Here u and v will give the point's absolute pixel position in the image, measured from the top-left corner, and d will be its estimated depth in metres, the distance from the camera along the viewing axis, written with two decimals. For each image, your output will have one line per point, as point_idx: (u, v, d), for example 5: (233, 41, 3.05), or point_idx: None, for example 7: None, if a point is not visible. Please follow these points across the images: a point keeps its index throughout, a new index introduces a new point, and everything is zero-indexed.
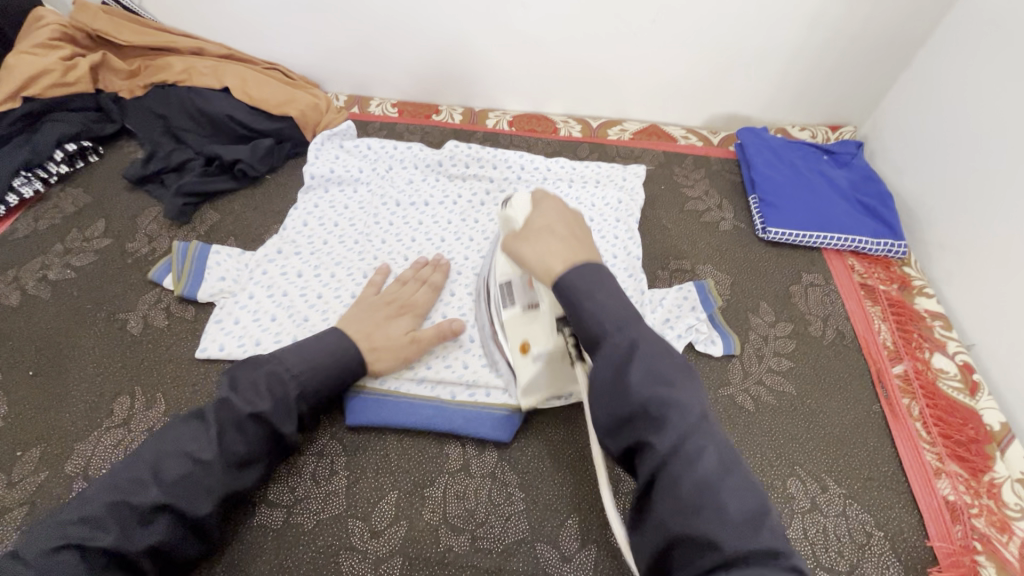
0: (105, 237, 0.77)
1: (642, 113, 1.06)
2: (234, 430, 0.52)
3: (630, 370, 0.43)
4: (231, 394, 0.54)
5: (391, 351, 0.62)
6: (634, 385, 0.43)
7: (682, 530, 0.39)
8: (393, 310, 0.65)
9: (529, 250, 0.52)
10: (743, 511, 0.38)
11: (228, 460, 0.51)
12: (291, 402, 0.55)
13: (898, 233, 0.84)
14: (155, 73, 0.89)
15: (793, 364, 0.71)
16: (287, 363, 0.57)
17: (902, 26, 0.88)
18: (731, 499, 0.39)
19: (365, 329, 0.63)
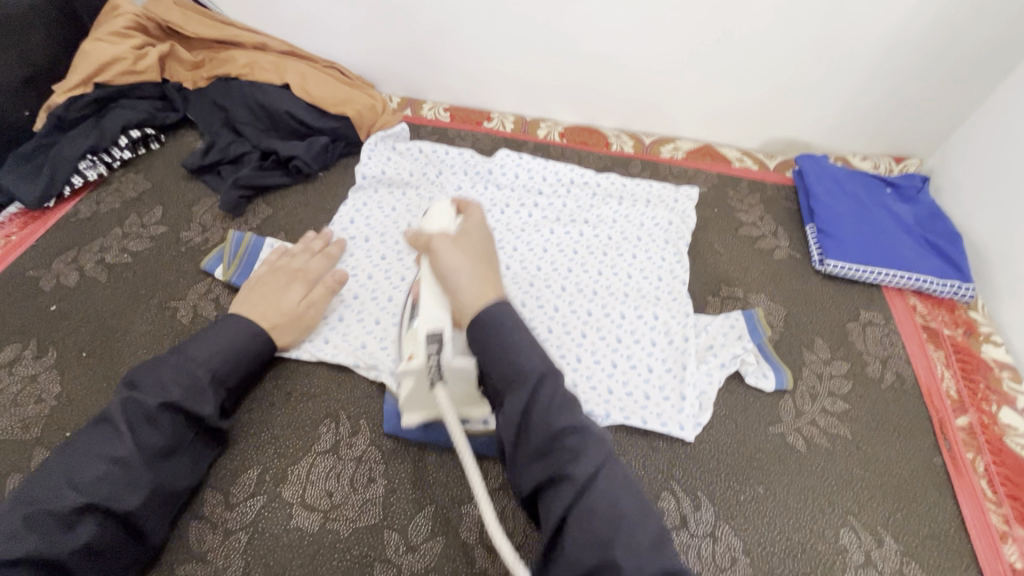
0: (161, 224, 0.78)
1: (697, 132, 1.04)
2: (145, 424, 0.52)
3: (513, 333, 0.51)
4: (135, 391, 0.53)
5: (291, 322, 0.64)
6: (516, 343, 0.50)
7: (550, 472, 0.46)
8: (285, 280, 0.67)
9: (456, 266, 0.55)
10: (595, 454, 0.47)
11: (146, 454, 0.51)
12: (203, 383, 0.56)
13: (965, 274, 0.80)
14: (218, 66, 0.91)
15: (849, 406, 0.68)
16: (191, 356, 0.57)
17: (981, 57, 0.84)
18: (585, 445, 0.47)
19: (261, 312, 0.63)
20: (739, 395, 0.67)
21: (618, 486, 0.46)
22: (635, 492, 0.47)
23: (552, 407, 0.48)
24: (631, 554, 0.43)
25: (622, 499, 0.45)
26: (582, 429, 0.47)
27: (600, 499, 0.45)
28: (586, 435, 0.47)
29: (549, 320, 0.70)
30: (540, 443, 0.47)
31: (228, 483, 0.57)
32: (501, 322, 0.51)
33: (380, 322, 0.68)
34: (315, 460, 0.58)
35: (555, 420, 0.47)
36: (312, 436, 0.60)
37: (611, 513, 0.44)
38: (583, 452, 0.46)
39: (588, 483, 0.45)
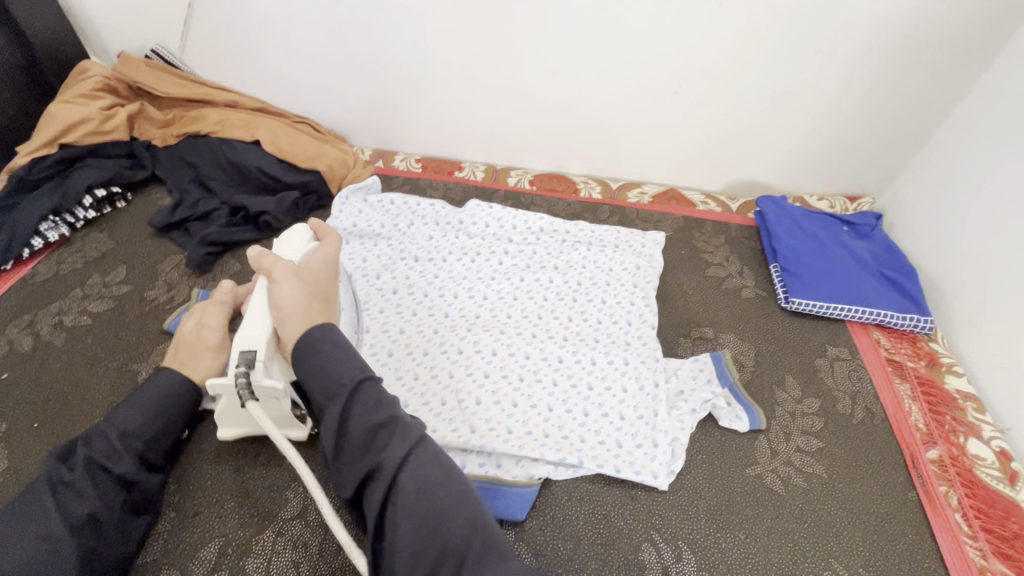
0: (124, 283, 0.77)
1: (662, 176, 1.08)
2: (71, 493, 0.48)
3: (325, 347, 0.48)
4: (56, 460, 0.49)
5: (189, 350, 0.60)
6: (328, 358, 0.47)
7: (363, 469, 0.43)
8: (195, 320, 0.62)
9: (287, 296, 0.52)
10: (405, 441, 0.44)
11: (74, 525, 0.47)
12: (118, 440, 0.52)
13: (924, 308, 0.83)
14: (189, 123, 0.91)
15: (823, 444, 0.68)
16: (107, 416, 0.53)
17: (921, 103, 0.90)
18: (401, 435, 0.44)
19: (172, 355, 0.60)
20: (714, 438, 0.68)
21: (430, 469, 0.43)
22: (447, 470, 0.44)
23: (361, 404, 0.45)
24: (431, 537, 0.40)
25: (438, 478, 0.43)
26: (392, 422, 0.44)
27: (409, 485, 0.42)
28: (392, 423, 0.44)
29: (521, 369, 0.70)
30: (351, 444, 0.43)
31: (184, 561, 0.53)
32: (322, 339, 0.49)
33: None
34: (279, 528, 0.56)
35: (363, 418, 0.44)
36: (278, 502, 0.58)
37: (416, 498, 0.41)
38: (392, 442, 0.43)
39: (400, 468, 0.42)
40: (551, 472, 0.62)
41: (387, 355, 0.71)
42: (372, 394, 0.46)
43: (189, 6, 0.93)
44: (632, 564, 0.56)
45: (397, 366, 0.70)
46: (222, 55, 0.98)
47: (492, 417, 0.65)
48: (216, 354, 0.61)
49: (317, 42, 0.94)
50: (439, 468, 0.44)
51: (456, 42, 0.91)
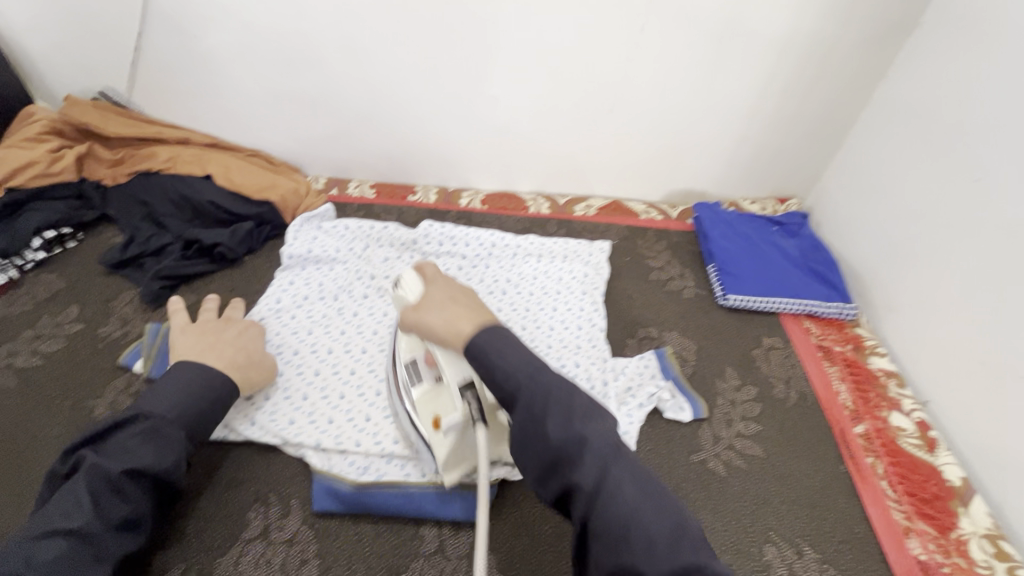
0: (77, 322, 0.77)
1: (606, 190, 1.14)
2: (111, 492, 0.51)
3: (498, 357, 0.50)
4: (101, 457, 0.52)
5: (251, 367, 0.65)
6: (505, 367, 0.49)
7: (559, 484, 0.45)
8: (235, 329, 0.69)
9: (430, 316, 0.57)
10: (601, 455, 0.44)
11: (108, 524, 0.50)
12: (172, 441, 0.55)
13: (845, 296, 0.90)
14: (139, 162, 0.93)
15: (761, 427, 0.74)
16: (158, 416, 0.55)
17: (830, 112, 0.99)
18: (588, 450, 0.44)
19: (229, 355, 0.65)
20: (662, 430, 0.72)
21: (629, 482, 0.44)
22: (645, 485, 0.44)
23: (550, 416, 0.46)
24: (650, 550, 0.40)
25: (635, 499, 0.43)
26: (585, 438, 0.44)
27: (613, 503, 0.42)
28: (587, 438, 0.45)
29: None
30: (542, 457, 0.45)
31: None
32: (490, 350, 0.51)
33: (309, 398, 0.69)
34: (242, 549, 0.57)
35: (552, 433, 0.45)
36: (239, 523, 0.59)
37: (624, 516, 0.42)
38: (585, 457, 0.44)
39: (597, 489, 0.43)
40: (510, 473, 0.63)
41: (344, 372, 0.72)
42: (559, 402, 0.47)
43: (135, 49, 0.95)
44: None
45: (354, 382, 0.71)
46: (171, 95, 1.00)
47: None
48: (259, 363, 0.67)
49: (266, 79, 0.97)
50: (633, 482, 0.44)
51: (401, 74, 0.96)
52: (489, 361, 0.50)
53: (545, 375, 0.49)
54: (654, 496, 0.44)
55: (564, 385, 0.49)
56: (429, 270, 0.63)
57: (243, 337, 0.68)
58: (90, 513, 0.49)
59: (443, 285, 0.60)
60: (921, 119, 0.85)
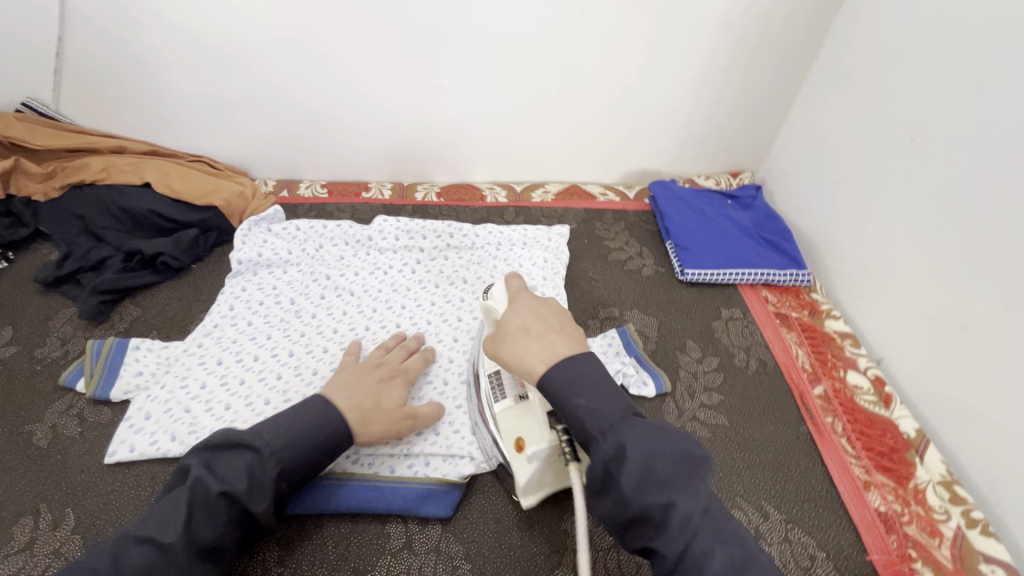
0: (11, 345, 0.73)
1: (563, 175, 1.14)
2: (205, 513, 0.48)
3: (575, 396, 0.49)
4: (207, 471, 0.50)
5: (384, 421, 0.59)
6: (578, 409, 0.48)
7: (640, 541, 0.44)
8: (383, 374, 0.64)
9: (508, 352, 0.55)
10: (688, 519, 0.42)
11: (192, 547, 0.47)
12: (268, 474, 0.50)
13: (799, 263, 0.92)
14: (72, 173, 0.88)
15: (723, 397, 0.74)
16: (263, 438, 0.52)
17: (774, 83, 1.00)
18: (676, 512, 0.42)
19: (357, 399, 0.59)
20: None
21: (716, 548, 0.41)
22: (737, 547, 0.42)
23: (625, 470, 0.43)
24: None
25: (719, 563, 0.40)
26: (674, 502, 0.42)
27: (702, 575, 0.40)
28: (673, 502, 0.42)
29: (448, 372, 0.71)
30: (619, 510, 0.44)
31: None
32: (566, 388, 0.49)
33: (270, 402, 0.66)
34: None
35: (631, 494, 0.43)
36: None
37: None
38: (670, 521, 0.42)
39: (679, 560, 0.41)
40: (480, 466, 0.62)
41: (306, 373, 0.70)
42: (639, 453, 0.44)
43: (57, 56, 0.91)
44: (555, 533, 0.59)
45: (317, 383, 0.69)
46: (102, 103, 0.96)
47: None
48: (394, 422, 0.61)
49: (201, 80, 0.94)
50: (710, 535, 0.42)
51: (343, 69, 0.93)
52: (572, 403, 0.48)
53: (625, 423, 0.46)
54: (730, 541, 0.42)
55: (650, 439, 0.45)
56: (514, 286, 0.60)
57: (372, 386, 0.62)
58: (180, 530, 0.47)
59: (520, 310, 0.57)
60: (859, 85, 0.87)
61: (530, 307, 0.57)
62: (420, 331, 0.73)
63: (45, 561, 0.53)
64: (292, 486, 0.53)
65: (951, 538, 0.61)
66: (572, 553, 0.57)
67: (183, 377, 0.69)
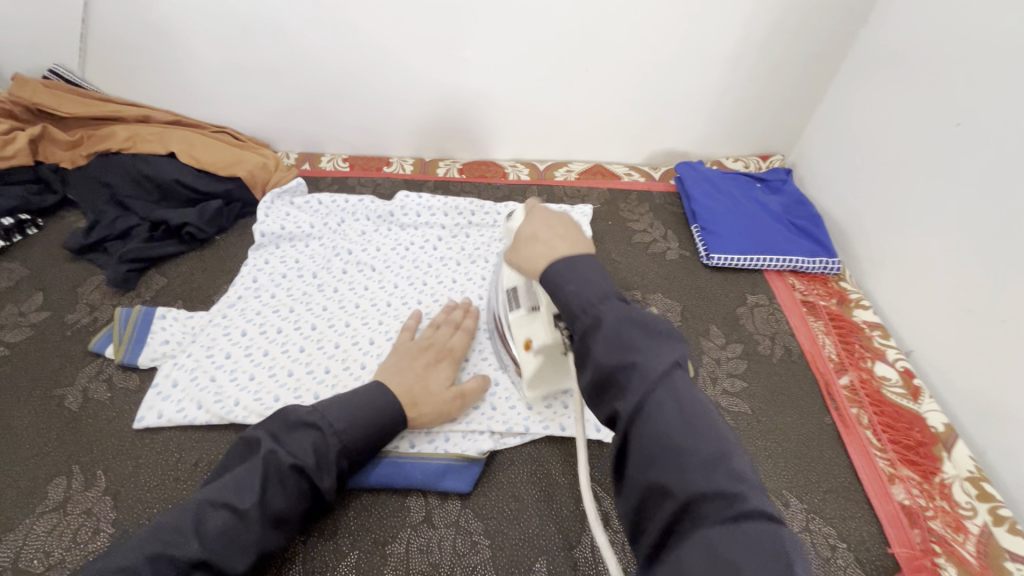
0: (43, 310, 0.74)
1: (586, 154, 1.11)
2: (277, 484, 0.50)
3: (565, 283, 0.45)
4: (275, 444, 0.52)
5: (433, 405, 0.61)
6: (568, 295, 0.45)
7: (607, 411, 0.41)
8: (431, 356, 0.65)
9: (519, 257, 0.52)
10: (649, 378, 0.38)
11: (267, 516, 0.49)
12: (332, 453, 0.53)
13: (830, 250, 0.89)
14: (98, 142, 0.89)
15: (746, 383, 0.73)
16: (328, 418, 0.54)
17: (811, 61, 0.96)
18: (639, 374, 0.38)
19: (406, 385, 0.61)
20: None
21: (676, 407, 0.37)
22: (695, 413, 0.37)
23: (597, 339, 0.41)
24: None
25: (678, 419, 0.37)
26: (637, 364, 0.39)
27: (652, 431, 0.37)
28: (637, 362, 0.39)
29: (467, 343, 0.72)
30: (591, 378, 0.41)
31: None
32: (556, 274, 0.46)
33: (293, 374, 0.67)
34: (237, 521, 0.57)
35: (601, 358, 0.40)
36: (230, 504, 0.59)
37: (665, 441, 0.36)
38: (632, 381, 0.39)
39: (638, 414, 0.38)
40: (499, 443, 0.63)
41: (329, 346, 0.71)
42: (617, 324, 0.41)
43: (83, 21, 0.90)
44: (573, 514, 0.59)
45: (339, 355, 0.69)
46: (126, 69, 0.96)
47: None
48: (447, 405, 0.62)
49: (225, 49, 0.93)
50: (670, 393, 0.38)
51: (366, 40, 0.92)
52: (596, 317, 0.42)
53: (609, 303, 0.43)
54: (688, 397, 0.38)
55: (630, 313, 0.42)
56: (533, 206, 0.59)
57: (428, 369, 0.63)
58: (256, 498, 0.49)
59: (535, 220, 0.54)
60: (902, 65, 0.83)
61: (545, 218, 0.54)
62: (465, 304, 0.72)
63: (79, 520, 0.55)
64: (353, 465, 0.55)
65: (977, 535, 0.60)
66: (590, 534, 0.57)
67: (208, 347, 0.69)
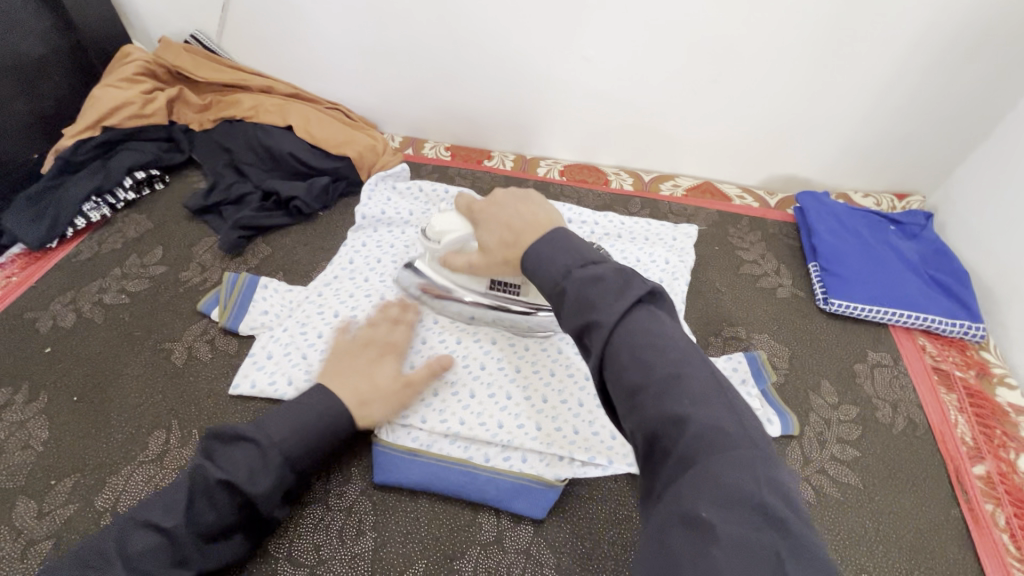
0: (161, 264, 0.79)
1: (697, 169, 1.04)
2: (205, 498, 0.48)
3: (542, 252, 0.48)
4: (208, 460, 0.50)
5: (384, 401, 0.58)
6: (544, 263, 0.48)
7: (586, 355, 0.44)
8: (374, 353, 0.62)
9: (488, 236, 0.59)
10: (608, 324, 0.41)
11: (193, 533, 0.48)
12: (271, 462, 0.50)
13: (975, 314, 0.77)
14: (225, 108, 0.93)
15: (860, 454, 0.65)
16: (267, 432, 0.51)
17: (981, 94, 0.83)
18: (599, 325, 0.41)
19: (353, 385, 0.57)
20: None
21: (639, 346, 0.40)
22: (658, 353, 0.40)
23: (565, 304, 0.44)
24: (735, 521, 0.31)
25: (650, 356, 0.39)
26: (593, 322, 0.42)
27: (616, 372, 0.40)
28: (595, 320, 0.42)
29: (552, 363, 0.68)
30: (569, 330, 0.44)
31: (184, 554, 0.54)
32: (538, 260, 0.48)
33: None
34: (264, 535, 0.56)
35: (568, 314, 0.44)
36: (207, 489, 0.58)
37: (630, 387, 0.39)
38: (597, 329, 0.41)
39: (603, 353, 0.41)
40: (578, 472, 0.59)
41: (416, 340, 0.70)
42: (581, 280, 0.44)
43: None
44: None
45: (425, 353, 0.68)
46: (256, 41, 0.99)
47: (521, 412, 0.63)
48: (395, 397, 0.59)
49: (350, 27, 0.93)
50: (636, 336, 0.40)
51: (485, 28, 0.89)
52: (561, 291, 0.45)
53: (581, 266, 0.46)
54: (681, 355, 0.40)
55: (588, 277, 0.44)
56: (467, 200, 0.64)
57: (374, 367, 0.60)
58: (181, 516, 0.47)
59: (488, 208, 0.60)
60: None
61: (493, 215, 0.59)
62: (403, 300, 0.69)
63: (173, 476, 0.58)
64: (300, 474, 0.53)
65: None
66: None
67: (303, 324, 0.71)
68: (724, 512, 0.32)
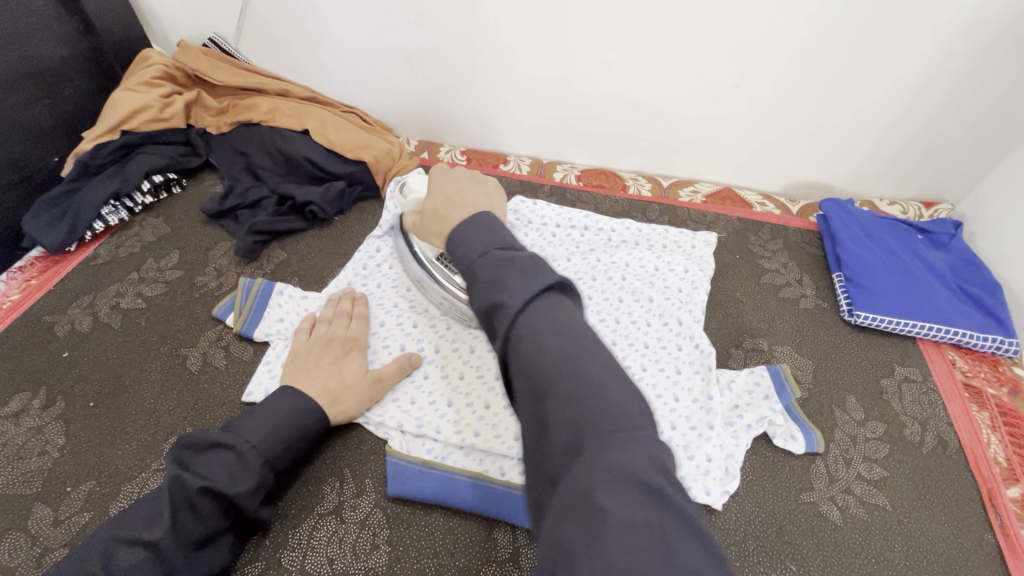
0: (177, 269, 0.79)
1: (716, 175, 1.02)
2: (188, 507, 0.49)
3: (472, 241, 0.46)
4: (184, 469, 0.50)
5: (354, 396, 0.61)
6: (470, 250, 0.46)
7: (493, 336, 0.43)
8: (338, 350, 0.65)
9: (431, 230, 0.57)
10: (513, 306, 0.41)
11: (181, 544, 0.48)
12: (252, 465, 0.52)
13: (1009, 328, 0.74)
14: (241, 112, 0.93)
15: (887, 473, 0.63)
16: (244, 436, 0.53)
17: (1015, 100, 0.80)
18: (505, 301, 0.41)
19: (320, 382, 0.61)
20: (767, 459, 0.64)
21: (545, 328, 0.40)
22: (562, 336, 0.40)
23: (477, 285, 0.44)
24: (631, 512, 0.31)
25: (552, 340, 0.39)
26: (499, 304, 0.41)
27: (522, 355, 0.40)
28: (501, 303, 0.41)
29: None
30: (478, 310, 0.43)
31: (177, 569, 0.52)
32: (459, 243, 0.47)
33: None
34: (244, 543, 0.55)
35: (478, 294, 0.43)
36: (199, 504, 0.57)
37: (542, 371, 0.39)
38: (506, 308, 0.41)
39: (507, 334, 0.41)
40: None
41: (430, 350, 0.69)
42: (494, 262, 0.44)
43: None
44: None
45: (439, 363, 0.68)
46: (273, 44, 0.99)
47: None
48: (367, 391, 0.63)
49: (366, 31, 0.93)
50: (541, 318, 0.40)
51: (502, 33, 0.88)
52: (472, 272, 0.44)
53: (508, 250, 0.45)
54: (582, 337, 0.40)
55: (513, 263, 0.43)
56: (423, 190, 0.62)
57: (341, 363, 0.64)
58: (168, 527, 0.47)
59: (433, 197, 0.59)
60: None
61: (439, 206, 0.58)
62: (350, 294, 0.72)
63: None
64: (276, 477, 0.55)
65: None
66: None
67: None
68: (621, 499, 0.32)
